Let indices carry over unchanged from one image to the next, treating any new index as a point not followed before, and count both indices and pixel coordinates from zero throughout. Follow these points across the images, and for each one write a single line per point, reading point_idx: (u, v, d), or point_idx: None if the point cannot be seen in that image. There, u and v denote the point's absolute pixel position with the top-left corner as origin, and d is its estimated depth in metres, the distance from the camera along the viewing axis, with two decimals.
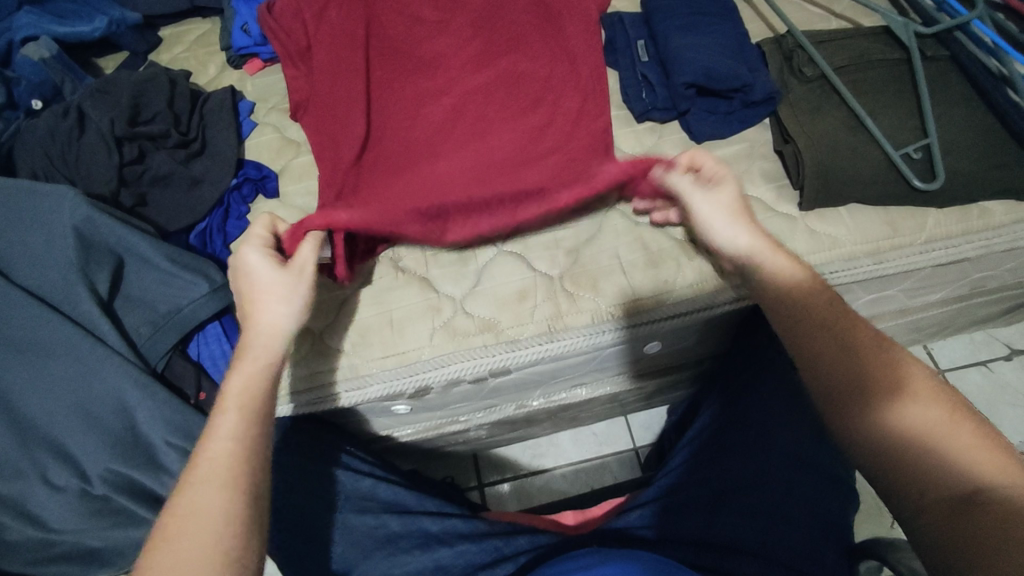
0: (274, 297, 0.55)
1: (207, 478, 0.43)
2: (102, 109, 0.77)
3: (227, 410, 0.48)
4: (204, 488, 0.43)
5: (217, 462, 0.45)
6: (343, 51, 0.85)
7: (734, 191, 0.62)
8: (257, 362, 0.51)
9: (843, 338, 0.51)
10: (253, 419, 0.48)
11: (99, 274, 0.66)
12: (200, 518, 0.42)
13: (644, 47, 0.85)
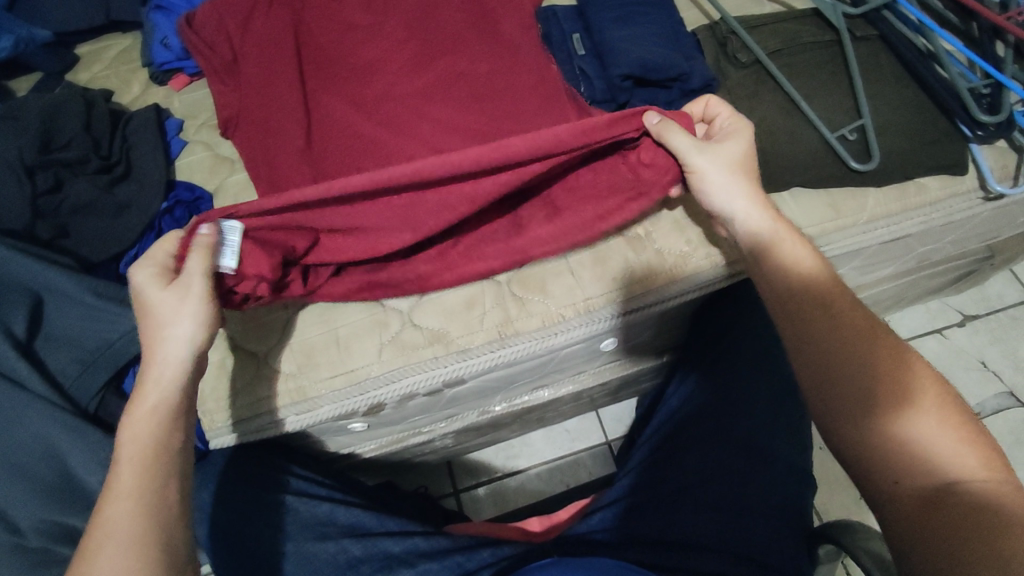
0: (174, 331, 0.52)
1: (108, 540, 0.44)
2: (9, 137, 0.72)
3: (125, 461, 0.48)
4: (106, 550, 0.44)
5: (118, 520, 0.45)
6: (273, 64, 0.82)
7: (744, 144, 0.62)
8: (154, 401, 0.50)
9: (847, 335, 0.52)
10: (151, 468, 0.47)
11: (14, 315, 0.62)
12: None
13: (579, 39, 0.84)
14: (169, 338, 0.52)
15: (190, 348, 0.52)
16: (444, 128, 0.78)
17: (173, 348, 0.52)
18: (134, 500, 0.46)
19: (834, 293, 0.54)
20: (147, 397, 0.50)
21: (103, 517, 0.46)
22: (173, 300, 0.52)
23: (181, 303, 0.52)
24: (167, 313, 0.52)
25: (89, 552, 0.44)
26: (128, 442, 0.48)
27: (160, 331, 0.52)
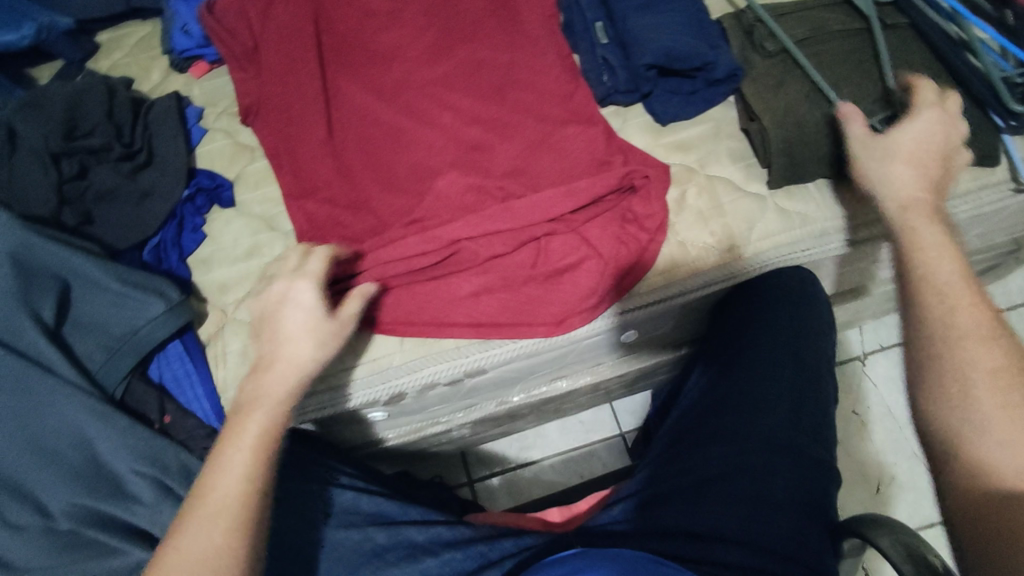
0: (310, 338, 0.53)
1: (216, 517, 0.46)
2: (34, 125, 0.73)
3: (244, 441, 0.49)
4: (212, 526, 0.45)
5: (229, 499, 0.46)
6: (294, 52, 0.81)
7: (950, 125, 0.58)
8: (280, 380, 0.51)
9: (960, 299, 0.49)
10: (264, 455, 0.49)
11: (42, 300, 0.63)
12: (202, 556, 0.44)
13: (603, 28, 0.82)
14: (291, 344, 0.52)
15: (316, 350, 0.53)
16: (466, 118, 0.77)
17: (303, 343, 0.53)
18: (248, 485, 0.47)
19: (931, 262, 0.51)
20: (259, 393, 0.51)
21: (209, 488, 0.47)
22: (294, 310, 0.54)
23: (301, 317, 0.53)
24: (289, 323, 0.53)
25: (194, 523, 0.46)
26: (237, 432, 0.49)
27: (283, 335, 0.53)
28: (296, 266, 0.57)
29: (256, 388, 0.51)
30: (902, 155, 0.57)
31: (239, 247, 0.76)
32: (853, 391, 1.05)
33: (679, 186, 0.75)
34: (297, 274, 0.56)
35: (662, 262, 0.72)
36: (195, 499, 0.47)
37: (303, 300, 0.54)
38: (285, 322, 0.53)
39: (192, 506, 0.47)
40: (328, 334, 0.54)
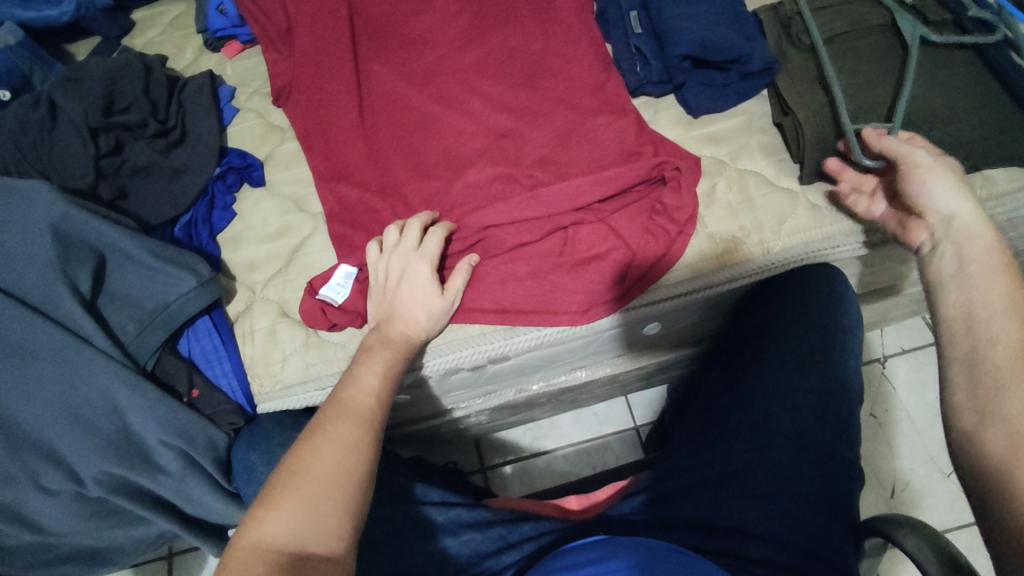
0: (418, 307, 0.63)
1: (356, 414, 0.53)
2: (73, 100, 0.74)
3: (372, 363, 0.57)
4: (352, 421, 0.52)
5: (364, 403, 0.54)
6: (328, 36, 0.82)
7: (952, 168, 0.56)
8: (397, 323, 0.62)
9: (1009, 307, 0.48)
10: (389, 379, 0.57)
11: (80, 272, 0.64)
12: (348, 444, 0.50)
13: (637, 18, 0.81)
14: (406, 316, 0.63)
15: (419, 319, 0.63)
16: (497, 105, 0.77)
17: (412, 309, 0.63)
18: (378, 398, 0.55)
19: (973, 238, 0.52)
20: (385, 337, 0.60)
21: (348, 393, 0.54)
22: (413, 286, 0.63)
23: (419, 293, 0.63)
24: (408, 298, 0.63)
25: (339, 416, 0.52)
26: (368, 357, 0.58)
27: (398, 301, 0.63)
28: (414, 244, 0.65)
29: (382, 334, 0.61)
30: (959, 181, 0.55)
31: (268, 226, 0.77)
32: (872, 394, 1.04)
33: (709, 178, 0.75)
34: (417, 253, 0.65)
35: (690, 255, 0.72)
36: (333, 401, 0.53)
37: (421, 278, 0.64)
38: (404, 295, 0.63)
39: (331, 405, 0.53)
40: (439, 311, 0.64)
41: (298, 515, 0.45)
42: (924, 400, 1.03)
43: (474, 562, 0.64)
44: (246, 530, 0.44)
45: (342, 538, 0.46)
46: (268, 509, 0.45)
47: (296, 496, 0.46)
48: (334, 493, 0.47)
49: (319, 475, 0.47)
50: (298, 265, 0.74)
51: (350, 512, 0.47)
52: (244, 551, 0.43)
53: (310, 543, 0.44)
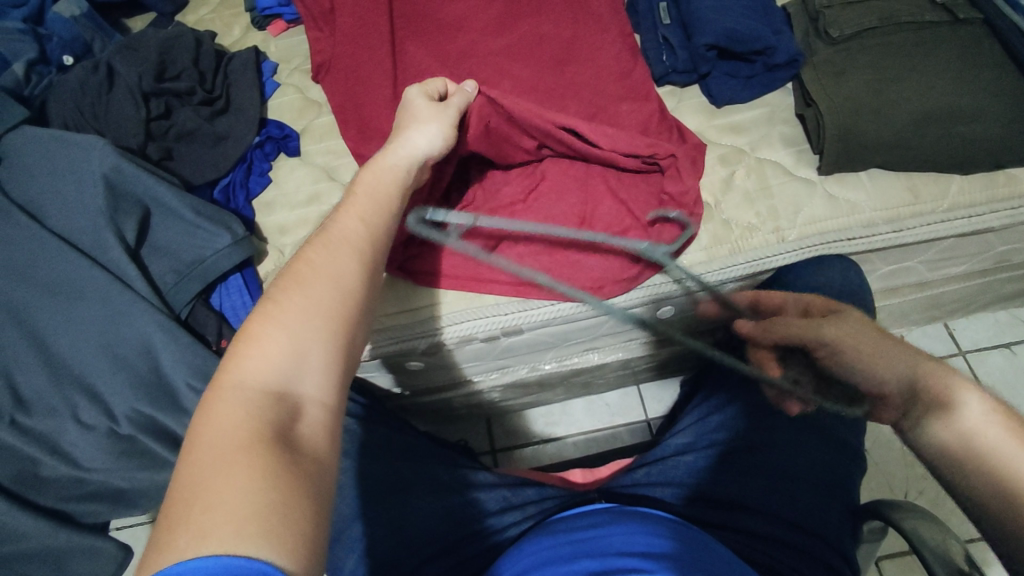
0: (412, 116, 0.62)
1: (344, 240, 0.49)
2: (130, 65, 0.79)
3: (362, 194, 0.54)
4: (341, 247, 0.48)
5: (353, 231, 0.50)
6: (367, 15, 0.85)
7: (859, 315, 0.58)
8: (396, 168, 0.58)
9: (934, 386, 0.49)
10: (381, 209, 0.53)
11: (126, 222, 0.69)
12: (337, 268, 0.47)
13: (666, 9, 0.83)
14: (401, 131, 0.62)
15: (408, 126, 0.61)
16: (524, 86, 0.79)
17: (408, 115, 0.62)
18: (370, 226, 0.51)
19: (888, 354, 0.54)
20: (374, 159, 0.58)
21: (340, 224, 0.51)
22: (407, 105, 0.64)
23: (413, 108, 0.63)
24: (402, 114, 0.63)
25: (327, 243, 0.48)
26: (361, 191, 0.54)
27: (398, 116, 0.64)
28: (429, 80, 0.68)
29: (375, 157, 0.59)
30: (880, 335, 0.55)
31: (301, 194, 0.81)
32: None
33: (728, 166, 0.76)
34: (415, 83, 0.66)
35: (703, 240, 0.73)
36: (321, 231, 0.50)
37: (416, 95, 0.64)
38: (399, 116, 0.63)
39: (320, 234, 0.50)
40: (437, 124, 0.62)
41: (283, 348, 0.41)
42: None
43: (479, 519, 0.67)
44: (227, 363, 0.41)
45: (332, 379, 0.43)
46: (251, 342, 0.42)
47: (283, 329, 0.42)
48: (326, 329, 0.43)
49: (309, 310, 0.44)
50: None
51: (341, 353, 0.44)
52: (227, 383, 0.40)
53: (297, 381, 0.41)
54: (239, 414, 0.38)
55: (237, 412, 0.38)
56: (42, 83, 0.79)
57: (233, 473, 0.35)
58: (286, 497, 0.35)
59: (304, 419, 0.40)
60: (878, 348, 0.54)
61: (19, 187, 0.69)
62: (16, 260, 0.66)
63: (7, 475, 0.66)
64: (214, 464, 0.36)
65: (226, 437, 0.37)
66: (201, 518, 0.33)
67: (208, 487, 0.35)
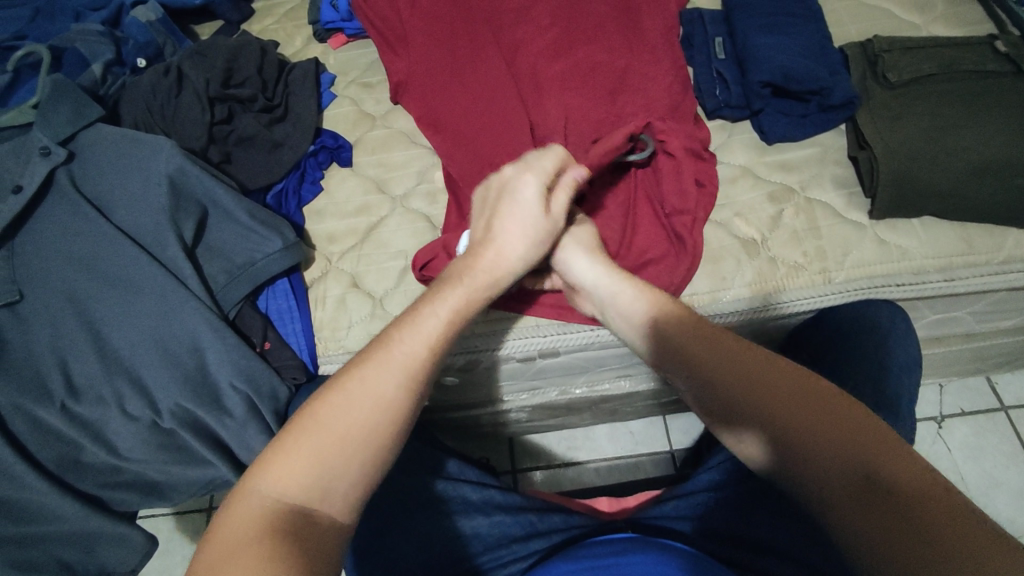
0: (512, 217, 0.63)
1: (398, 365, 0.50)
2: (199, 71, 0.83)
3: (431, 312, 0.55)
4: (393, 371, 0.50)
5: (410, 355, 0.51)
6: (439, 39, 0.87)
7: (591, 232, 0.69)
8: (477, 288, 0.59)
9: (771, 374, 0.50)
10: (444, 333, 0.54)
11: (185, 222, 0.72)
12: (383, 396, 0.48)
13: (721, 44, 0.84)
14: (503, 233, 0.62)
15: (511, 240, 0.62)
16: (578, 116, 0.80)
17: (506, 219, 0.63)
18: (426, 348, 0.52)
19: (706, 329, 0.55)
20: (466, 274, 0.59)
21: (399, 342, 0.52)
22: (512, 202, 0.64)
23: (519, 208, 0.63)
24: (507, 209, 0.64)
25: (380, 363, 0.50)
26: (432, 303, 0.56)
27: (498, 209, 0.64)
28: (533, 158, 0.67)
29: (464, 267, 0.60)
30: (595, 251, 0.66)
31: (350, 204, 0.82)
32: (923, 451, 1.02)
33: (777, 204, 0.76)
34: (523, 168, 0.66)
35: (750, 276, 0.72)
36: (380, 345, 0.52)
37: (525, 191, 0.64)
38: (504, 209, 0.64)
39: (377, 348, 0.51)
40: (535, 229, 0.63)
41: (310, 467, 0.45)
42: (980, 466, 1.00)
43: (505, 544, 0.67)
44: (254, 471, 0.44)
45: (351, 499, 0.46)
46: (281, 456, 0.45)
47: (314, 446, 0.46)
48: (355, 452, 0.46)
49: (339, 429, 0.46)
50: (373, 241, 0.79)
51: (366, 476, 0.47)
52: (254, 488, 0.43)
53: (317, 499, 0.44)
54: (258, 519, 0.42)
55: (255, 523, 0.42)
56: (116, 83, 0.82)
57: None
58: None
59: (318, 536, 0.43)
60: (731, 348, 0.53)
61: (88, 180, 0.72)
62: (81, 251, 0.69)
63: (52, 458, 0.68)
64: (225, 562, 0.39)
65: (242, 538, 0.41)
66: None
67: None
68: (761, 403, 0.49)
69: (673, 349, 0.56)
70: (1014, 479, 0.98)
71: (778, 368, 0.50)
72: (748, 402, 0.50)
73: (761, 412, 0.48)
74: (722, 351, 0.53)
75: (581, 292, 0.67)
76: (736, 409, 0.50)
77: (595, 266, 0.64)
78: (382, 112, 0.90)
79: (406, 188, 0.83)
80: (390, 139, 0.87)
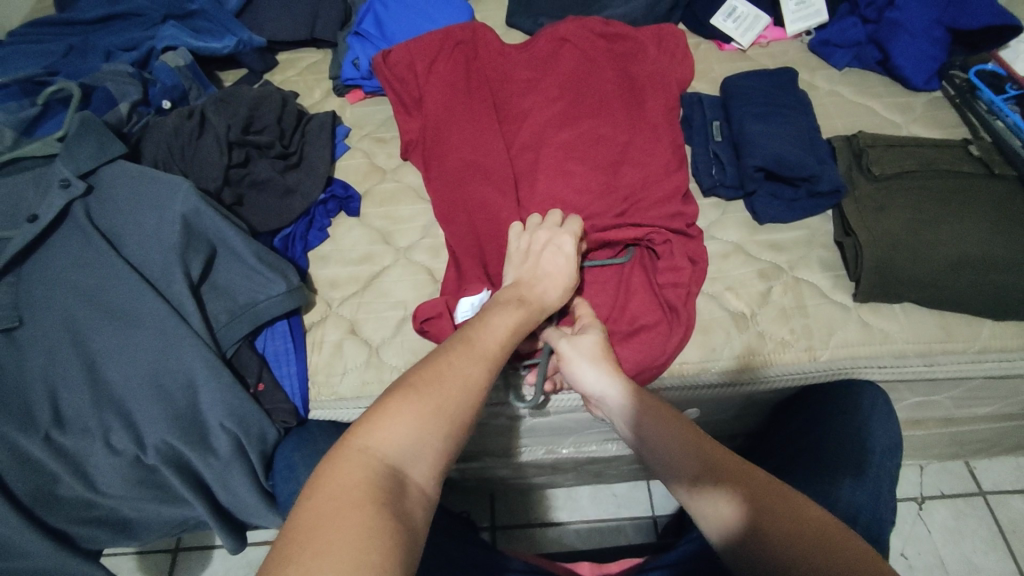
0: (555, 269, 0.68)
1: (479, 353, 0.53)
2: (221, 116, 0.86)
3: (502, 318, 0.59)
4: (476, 359, 0.53)
5: (488, 349, 0.55)
6: (452, 102, 0.91)
7: (597, 337, 0.66)
8: (534, 305, 0.63)
9: (756, 486, 0.50)
10: (512, 336, 0.58)
11: (194, 259, 0.73)
12: (469, 378, 0.51)
13: (718, 127, 0.90)
14: (547, 277, 0.67)
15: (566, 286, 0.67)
16: (581, 183, 0.83)
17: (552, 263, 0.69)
18: (500, 347, 0.56)
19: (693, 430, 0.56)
20: (525, 294, 0.64)
21: (477, 337, 0.55)
22: (554, 251, 0.69)
23: (559, 259, 0.69)
24: (549, 261, 0.69)
25: (464, 350, 0.53)
26: (501, 309, 0.60)
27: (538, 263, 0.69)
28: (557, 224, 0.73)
29: (520, 292, 0.64)
30: (602, 356, 0.64)
31: (354, 252, 0.85)
32: (903, 532, 1.02)
33: (766, 281, 0.80)
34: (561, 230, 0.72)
35: (738, 349, 0.75)
36: (460, 337, 0.55)
37: (565, 249, 0.70)
38: (547, 257, 0.69)
39: (458, 339, 0.54)
40: (569, 275, 0.68)
41: (407, 433, 0.46)
42: (958, 551, 1.00)
43: None
44: (353, 431, 0.46)
45: (436, 472, 0.47)
46: (382, 417, 0.47)
47: (411, 415, 0.47)
48: (444, 425, 0.48)
49: (434, 401, 0.48)
50: (374, 290, 0.81)
51: (450, 453, 0.48)
52: (352, 447, 0.45)
53: (409, 464, 0.46)
54: (359, 479, 0.43)
55: (357, 476, 0.43)
56: (141, 122, 0.86)
57: (347, 533, 0.39)
58: (387, 561, 0.39)
59: (408, 498, 0.44)
60: (716, 454, 0.53)
61: (103, 214, 0.74)
62: (88, 283, 0.70)
63: (27, 490, 0.65)
64: (331, 514, 0.40)
65: (344, 493, 0.42)
66: (311, 558, 0.38)
67: (323, 533, 0.39)
68: (735, 495, 0.50)
69: (661, 459, 0.56)
70: (993, 567, 0.98)
71: (748, 473, 0.51)
72: (719, 481, 0.51)
73: (734, 498, 0.50)
74: (701, 451, 0.54)
75: (590, 400, 0.65)
76: (713, 487, 0.51)
77: (601, 372, 0.63)
78: (392, 167, 0.93)
79: (410, 241, 0.86)
80: (398, 193, 0.90)
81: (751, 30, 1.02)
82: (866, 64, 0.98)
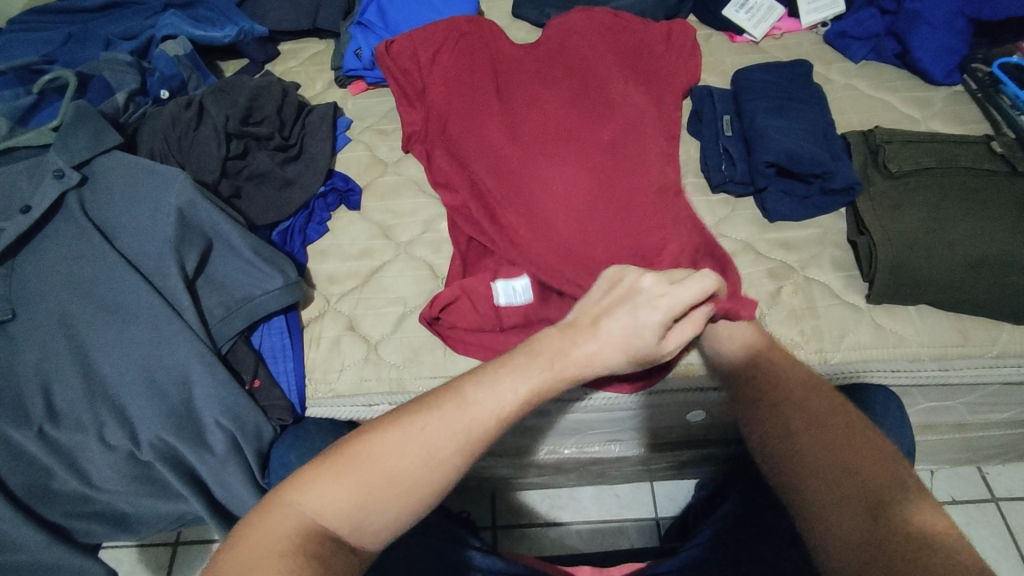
0: (610, 326, 0.56)
1: (459, 427, 0.51)
2: (220, 106, 0.85)
3: (503, 383, 0.53)
4: (452, 431, 0.51)
5: (475, 423, 0.51)
6: (455, 94, 0.89)
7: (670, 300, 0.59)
8: (555, 374, 0.55)
9: (805, 396, 0.56)
10: (515, 407, 0.53)
11: (189, 253, 0.72)
12: (435, 450, 0.50)
13: (729, 122, 0.87)
14: (603, 339, 0.56)
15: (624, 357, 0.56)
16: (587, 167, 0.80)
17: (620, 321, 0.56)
18: (491, 419, 0.52)
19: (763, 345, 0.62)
20: (557, 356, 0.55)
21: (468, 402, 0.52)
22: (627, 319, 0.56)
23: (627, 325, 0.56)
24: (613, 325, 0.56)
25: (443, 418, 0.51)
26: (512, 372, 0.54)
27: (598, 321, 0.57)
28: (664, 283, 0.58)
29: (559, 347, 0.56)
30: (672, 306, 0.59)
31: (354, 246, 0.83)
32: None
33: (776, 280, 0.77)
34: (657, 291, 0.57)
35: None
36: (452, 400, 0.52)
37: (645, 316, 0.56)
38: (614, 320, 0.57)
39: (447, 400, 0.52)
40: (629, 345, 0.56)
41: (349, 497, 0.48)
42: None
43: None
44: (302, 483, 0.48)
45: (375, 536, 0.49)
46: (332, 477, 0.48)
47: (357, 480, 0.48)
48: (393, 494, 0.49)
49: (388, 468, 0.49)
50: (373, 286, 0.79)
51: (397, 520, 0.49)
52: (293, 502, 0.47)
53: (347, 528, 0.47)
54: (291, 535, 0.45)
55: (290, 530, 0.46)
56: (138, 111, 0.84)
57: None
58: None
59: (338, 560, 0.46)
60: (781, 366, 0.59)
61: (98, 205, 0.73)
62: (82, 275, 0.69)
63: (20, 484, 0.65)
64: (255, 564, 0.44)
65: (270, 547, 0.45)
66: None
67: None
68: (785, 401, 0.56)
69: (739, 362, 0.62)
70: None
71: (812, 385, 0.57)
72: (774, 388, 0.57)
73: (782, 402, 0.56)
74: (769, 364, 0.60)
75: None
76: (770, 391, 0.57)
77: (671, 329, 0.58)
78: (393, 159, 0.92)
79: (411, 236, 0.84)
80: (400, 186, 0.88)
81: (764, 22, 0.99)
82: (884, 56, 0.95)
